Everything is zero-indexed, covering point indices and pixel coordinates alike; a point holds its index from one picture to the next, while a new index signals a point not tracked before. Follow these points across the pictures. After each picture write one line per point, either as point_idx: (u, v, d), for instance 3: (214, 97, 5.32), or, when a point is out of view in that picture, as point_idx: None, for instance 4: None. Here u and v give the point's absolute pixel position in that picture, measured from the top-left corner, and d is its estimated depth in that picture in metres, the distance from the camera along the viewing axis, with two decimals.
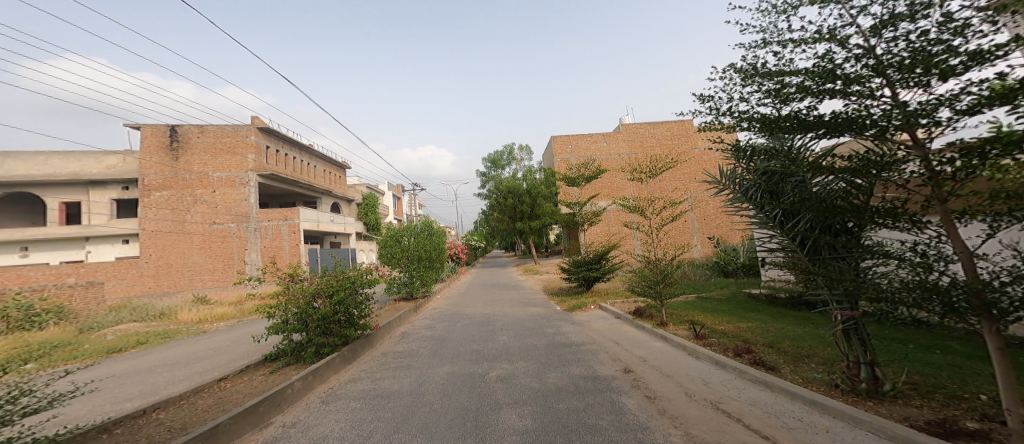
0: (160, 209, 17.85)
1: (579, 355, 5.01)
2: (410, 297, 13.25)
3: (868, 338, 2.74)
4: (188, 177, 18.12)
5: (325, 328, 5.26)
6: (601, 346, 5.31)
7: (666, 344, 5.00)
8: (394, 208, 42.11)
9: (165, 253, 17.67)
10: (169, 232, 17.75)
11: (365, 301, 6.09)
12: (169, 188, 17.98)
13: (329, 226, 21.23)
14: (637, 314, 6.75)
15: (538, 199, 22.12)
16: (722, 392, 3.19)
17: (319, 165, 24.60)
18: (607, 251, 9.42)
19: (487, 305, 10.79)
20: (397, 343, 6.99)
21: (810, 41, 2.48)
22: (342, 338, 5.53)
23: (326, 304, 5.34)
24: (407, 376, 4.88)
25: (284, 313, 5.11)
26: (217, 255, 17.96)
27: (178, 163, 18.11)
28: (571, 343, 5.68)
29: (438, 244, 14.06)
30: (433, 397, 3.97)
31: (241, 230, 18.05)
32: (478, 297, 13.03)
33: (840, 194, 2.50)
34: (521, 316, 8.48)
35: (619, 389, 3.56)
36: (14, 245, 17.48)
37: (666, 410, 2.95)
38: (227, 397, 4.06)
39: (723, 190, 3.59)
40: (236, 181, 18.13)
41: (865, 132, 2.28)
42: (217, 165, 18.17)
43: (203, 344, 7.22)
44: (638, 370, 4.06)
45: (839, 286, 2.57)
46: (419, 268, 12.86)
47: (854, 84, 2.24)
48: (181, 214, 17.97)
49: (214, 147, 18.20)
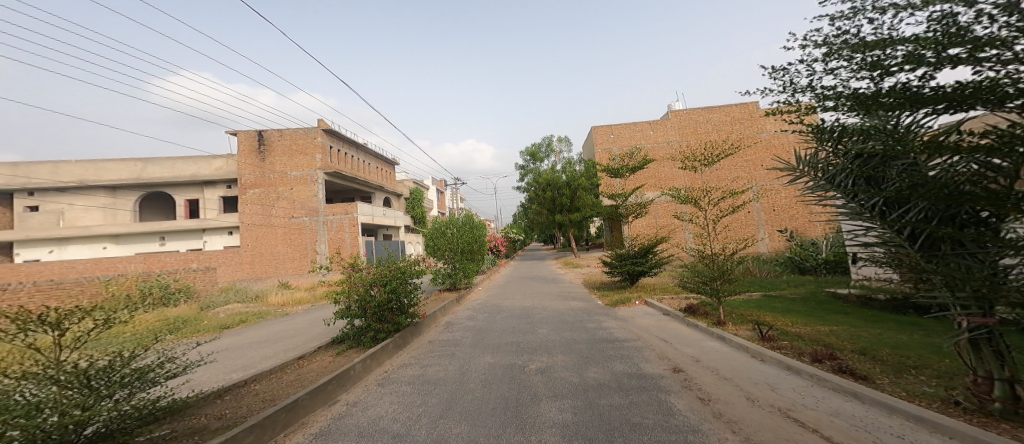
0: (251, 205, 19.38)
1: (622, 351, 4.87)
2: (454, 288, 13.63)
3: (1004, 350, 2.47)
4: (271, 176, 19.48)
5: (380, 315, 5.53)
6: (647, 343, 5.13)
7: (723, 344, 4.74)
8: (436, 202, 43.03)
9: (257, 244, 19.30)
10: (257, 225, 19.30)
11: (414, 291, 6.27)
12: (258, 186, 19.48)
13: (381, 219, 22.09)
14: (689, 311, 6.47)
15: (578, 191, 21.70)
16: (794, 400, 2.97)
17: (372, 163, 25.69)
18: (653, 245, 9.06)
19: (526, 298, 10.83)
20: (442, 332, 7.16)
21: (921, 6, 2.20)
22: (395, 325, 5.73)
23: (381, 292, 5.58)
24: (452, 364, 4.99)
25: (347, 300, 5.42)
26: (296, 246, 19.23)
27: (264, 164, 19.55)
28: (615, 339, 5.55)
29: (479, 237, 14.35)
30: (476, 386, 4.03)
31: (313, 224, 19.21)
32: (518, 289, 13.12)
33: (967, 177, 2.21)
34: (561, 310, 8.38)
35: (668, 389, 3.41)
36: (154, 236, 19.72)
37: (723, 414, 2.79)
38: (304, 374, 4.35)
39: (802, 178, 3.31)
40: (306, 179, 19.32)
41: (1001, 105, 1.99)
42: (294, 165, 19.39)
43: (285, 324, 7.95)
44: (690, 370, 3.87)
45: (965, 287, 2.28)
46: (463, 260, 13.20)
47: (987, 48, 1.96)
48: (267, 209, 19.38)
49: (290, 149, 19.43)
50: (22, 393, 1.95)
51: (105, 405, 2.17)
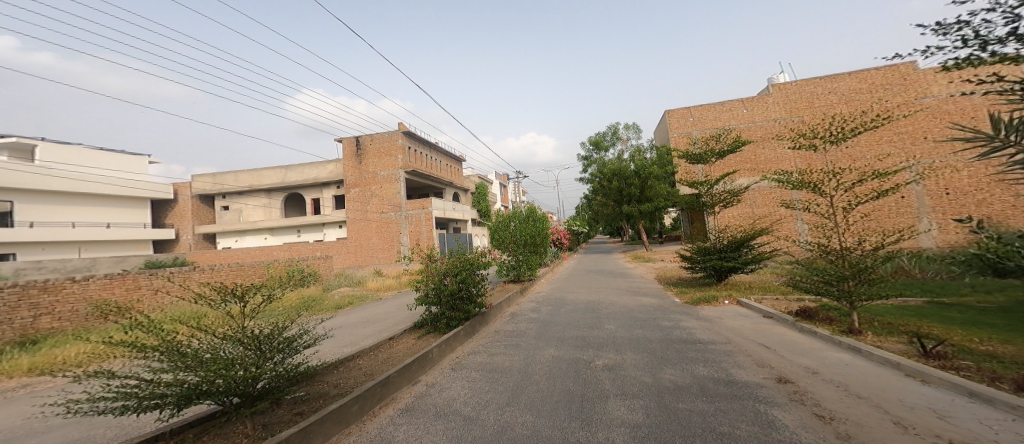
0: (351, 202, 24.75)
1: (706, 354, 4.50)
2: (517, 280, 13.71)
3: None
4: (365, 176, 24.98)
5: (453, 303, 6.22)
6: (737, 347, 4.69)
7: (854, 357, 4.16)
8: (499, 196, 43.93)
9: (359, 236, 24.93)
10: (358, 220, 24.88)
11: (481, 281, 6.86)
12: (355, 185, 24.89)
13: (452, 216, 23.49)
14: (805, 316, 5.71)
15: (649, 180, 20.77)
16: (980, 434, 2.46)
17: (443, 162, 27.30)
18: (746, 239, 8.23)
19: (591, 292, 10.66)
20: (507, 322, 7.40)
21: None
22: (464, 314, 6.35)
23: (452, 282, 6.20)
24: (517, 354, 5.24)
25: (425, 287, 6.23)
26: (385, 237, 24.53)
27: (358, 165, 24.88)
28: (697, 340, 5.15)
29: (542, 229, 14.37)
30: (539, 379, 4.25)
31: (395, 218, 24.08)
32: (583, 282, 12.93)
33: None
34: (631, 307, 7.99)
35: (769, 400, 3.06)
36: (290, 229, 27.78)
37: (852, 437, 2.43)
38: (394, 355, 5.59)
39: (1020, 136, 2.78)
40: (388, 176, 24.33)
41: None
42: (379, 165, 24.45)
43: (383, 306, 10.56)
44: (799, 382, 3.45)
45: None
46: (524, 253, 13.17)
47: None
48: (363, 205, 24.78)
49: (377, 151, 24.61)
50: (224, 350, 3.23)
51: (266, 363, 3.42)
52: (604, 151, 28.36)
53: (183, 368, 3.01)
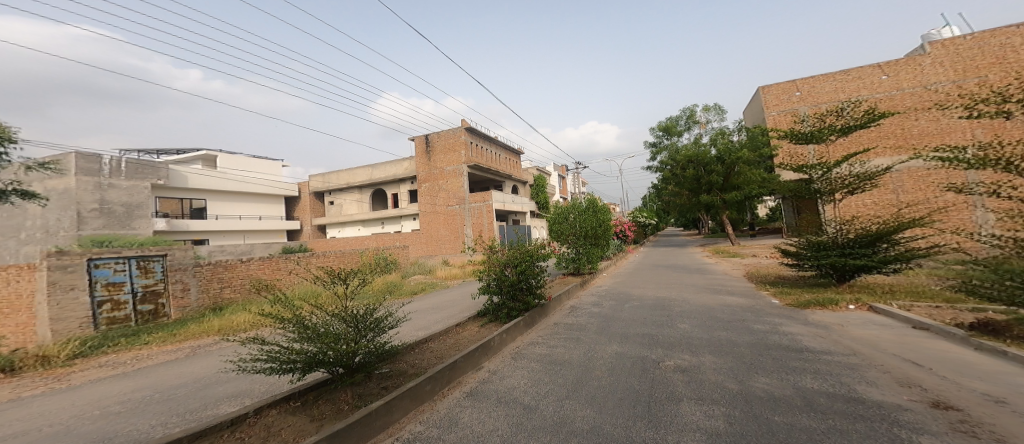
0: (426, 197, 31.64)
1: (809, 364, 4.42)
2: (577, 273, 14.12)
3: None
4: (436, 171, 31.39)
5: (512, 294, 8.02)
6: (861, 357, 4.40)
7: None
8: (558, 188, 44.56)
9: (430, 227, 31.19)
10: (430, 212, 31.30)
11: (540, 273, 8.55)
12: (429, 180, 31.30)
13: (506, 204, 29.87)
14: (989, 331, 4.79)
15: (737, 166, 19.32)
16: None
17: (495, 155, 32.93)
18: (886, 231, 7.19)
19: (662, 287, 10.30)
20: (568, 315, 8.78)
21: None
22: (524, 305, 8.17)
23: (513, 273, 8.04)
24: (576, 347, 6.37)
25: (487, 279, 8.22)
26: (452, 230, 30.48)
27: (430, 162, 31.45)
28: (808, 348, 4.83)
29: (602, 219, 14.35)
30: (601, 373, 5.08)
31: (462, 210, 30.14)
32: (650, 276, 12.52)
33: None
34: (709, 306, 7.58)
35: (911, 424, 2.89)
36: (375, 222, 37.34)
37: None
38: (460, 337, 7.71)
39: None
40: (455, 172, 30.39)
41: None
42: (447, 161, 30.78)
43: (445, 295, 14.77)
44: (970, 412, 3.01)
45: None
46: (586, 244, 13.36)
47: None
48: (433, 199, 31.19)
49: (445, 148, 30.90)
50: (320, 324, 4.68)
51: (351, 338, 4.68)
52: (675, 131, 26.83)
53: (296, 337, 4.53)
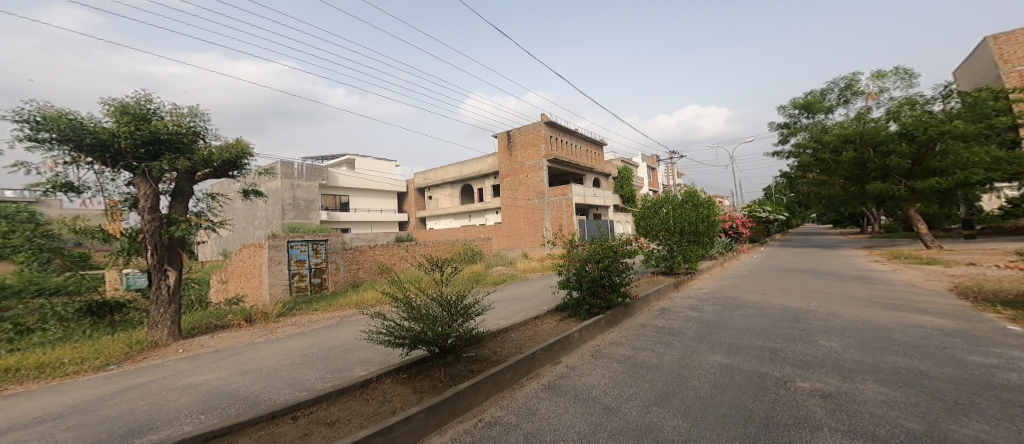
0: (508, 191, 32.96)
1: (991, 404, 3.77)
2: (671, 272, 13.86)
3: None
4: (517, 167, 32.65)
5: (593, 291, 9.02)
6: None
7: None
8: (650, 180, 42.98)
9: (511, 221, 32.73)
10: (511, 207, 32.75)
11: (625, 271, 9.43)
12: (511, 176, 32.77)
13: (592, 199, 30.78)
14: None
15: (945, 141, 15.99)
16: None
17: (580, 147, 34.81)
18: None
19: (789, 295, 9.39)
20: (661, 320, 9.29)
21: None
22: (606, 301, 9.05)
23: (594, 270, 9.06)
24: (668, 355, 6.76)
25: (568, 273, 9.27)
26: (531, 224, 31.38)
27: (513, 158, 32.74)
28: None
29: (706, 215, 13.46)
30: (698, 384, 5.23)
31: (541, 205, 30.70)
32: (773, 279, 11.34)
33: None
34: (872, 326, 6.56)
35: None
36: (464, 216, 41.84)
37: None
38: (543, 326, 8.80)
39: None
40: (536, 166, 31.10)
41: None
42: (529, 156, 31.67)
43: (530, 284, 17.10)
44: None
45: None
46: (680, 243, 13.17)
47: None
48: (515, 194, 32.51)
49: (526, 143, 31.91)
50: (430, 309, 5.97)
51: (449, 326, 5.98)
52: (828, 100, 26.24)
53: (413, 318, 5.83)
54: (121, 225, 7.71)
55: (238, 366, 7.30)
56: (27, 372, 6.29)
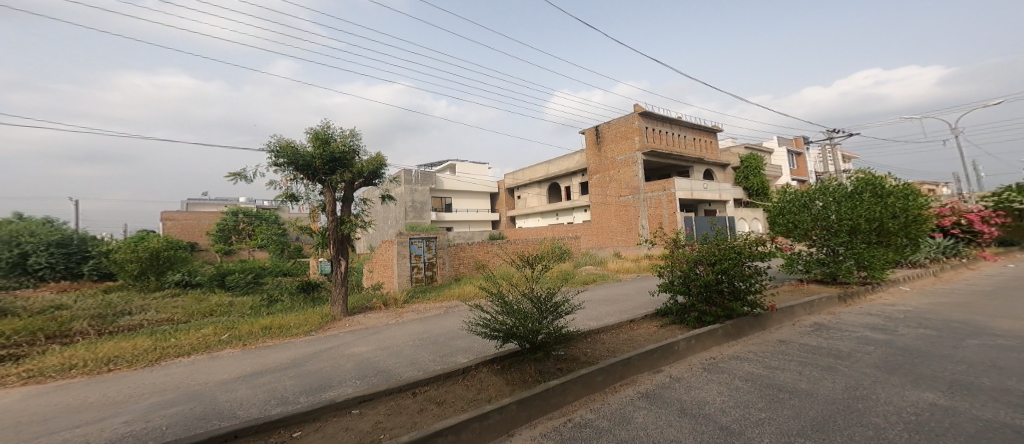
0: (597, 188, 31.59)
1: None
2: (831, 281, 11.13)
3: None
4: (606, 162, 30.99)
5: (706, 296, 7.73)
6: None
7: None
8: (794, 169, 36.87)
9: (600, 219, 31.20)
10: (601, 204, 31.15)
11: (754, 276, 7.67)
12: (600, 172, 31.38)
13: (703, 193, 27.18)
14: None
15: None
16: None
17: (687, 135, 31.68)
18: None
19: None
20: (812, 337, 7.37)
21: None
22: (724, 310, 7.60)
23: (708, 273, 7.66)
24: (825, 379, 5.20)
25: (672, 276, 8.22)
26: (624, 222, 29.23)
27: (602, 153, 31.27)
28: None
29: (888, 206, 10.37)
30: (880, 422, 3.79)
31: (636, 201, 28.26)
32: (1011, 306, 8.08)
33: None
34: None
35: None
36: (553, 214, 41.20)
37: None
38: (641, 333, 7.87)
39: None
40: (630, 161, 28.87)
41: None
42: (620, 150, 29.73)
43: (634, 285, 16.03)
44: None
45: None
46: (846, 243, 10.35)
47: None
48: (604, 191, 30.92)
49: (617, 136, 30.05)
50: (522, 305, 5.78)
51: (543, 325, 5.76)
52: None
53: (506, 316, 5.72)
54: (317, 224, 12.10)
55: (376, 344, 8.90)
56: (276, 330, 9.93)
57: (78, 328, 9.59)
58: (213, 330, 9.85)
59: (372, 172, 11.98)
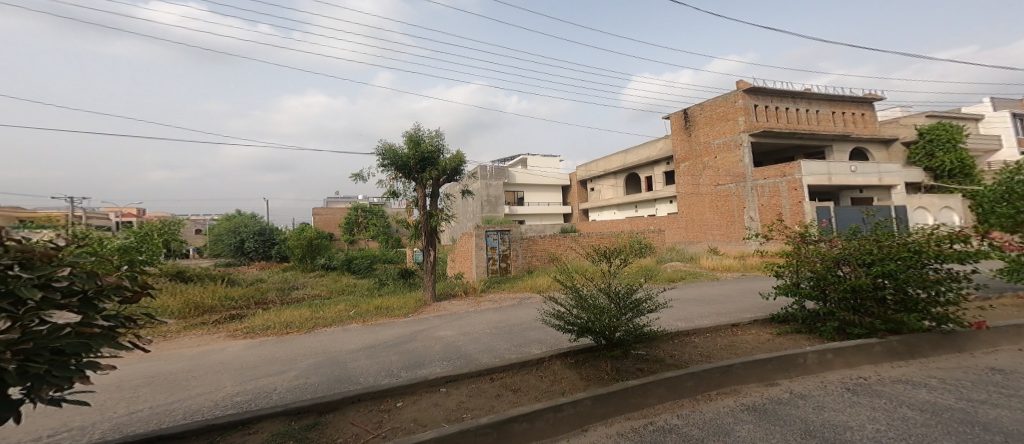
0: (686, 177, 28.18)
1: None
2: None
3: None
4: (699, 148, 27.24)
5: (853, 304, 5.57)
6: None
7: None
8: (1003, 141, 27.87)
9: (689, 211, 27.85)
10: (692, 195, 27.53)
11: (943, 282, 5.18)
12: (689, 159, 27.98)
13: (847, 178, 21.84)
14: None
15: None
16: None
17: (823, 111, 26.29)
18: None
19: None
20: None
21: None
22: (884, 323, 5.41)
23: (860, 274, 5.44)
24: None
25: (797, 277, 6.15)
26: (723, 214, 25.26)
27: (693, 138, 27.69)
28: None
29: None
30: None
31: (739, 190, 24.07)
32: None
33: None
34: None
35: None
36: (630, 206, 37.84)
37: None
38: (742, 339, 6.30)
39: None
40: (731, 145, 24.60)
41: None
42: (717, 134, 25.71)
43: (734, 286, 13.86)
44: None
45: None
46: None
47: None
48: (697, 179, 27.26)
49: (712, 118, 26.06)
50: (601, 298, 4.99)
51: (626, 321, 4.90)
52: None
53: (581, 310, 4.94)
54: (412, 217, 14.21)
55: (465, 326, 9.75)
56: (384, 310, 11.74)
57: (274, 298, 14.71)
58: (345, 306, 12.27)
59: (453, 169, 13.60)
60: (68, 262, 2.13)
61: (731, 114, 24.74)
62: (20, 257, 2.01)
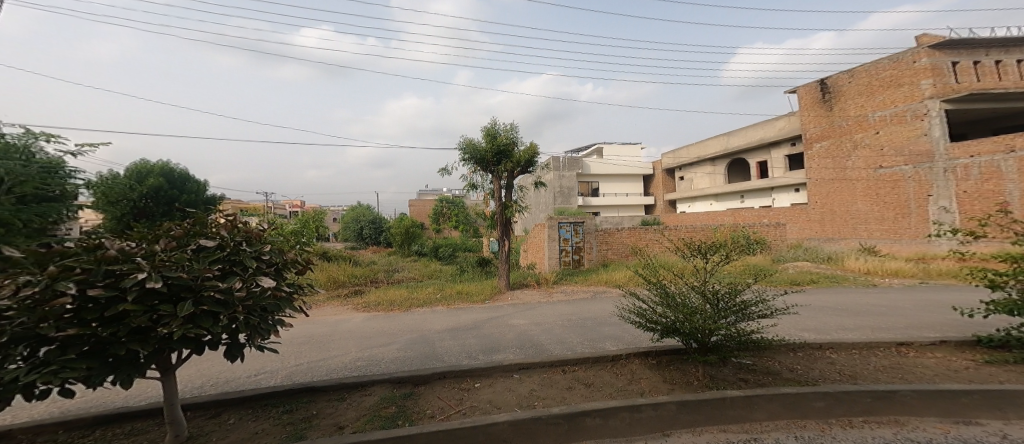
0: (823, 158, 19.80)
1: None
2: None
3: None
4: (846, 123, 18.75)
5: None
6: None
7: None
8: None
9: (830, 200, 19.17)
10: (834, 180, 19.11)
11: None
12: (829, 137, 19.60)
13: None
14: None
15: None
16: None
17: None
18: None
19: None
20: None
21: None
22: None
23: None
24: None
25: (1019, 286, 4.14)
26: (887, 203, 16.71)
27: (833, 112, 19.37)
28: None
29: None
30: None
31: (920, 172, 15.66)
32: None
33: None
34: None
35: None
36: (737, 195, 32.37)
37: None
38: (899, 359, 4.74)
39: None
40: (905, 115, 16.25)
41: None
42: (878, 104, 17.32)
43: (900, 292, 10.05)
44: None
45: None
46: None
47: None
48: (842, 161, 18.85)
49: (869, 87, 17.69)
50: (690, 297, 4.41)
51: (725, 325, 4.22)
52: None
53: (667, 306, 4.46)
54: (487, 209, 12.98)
55: (540, 320, 8.73)
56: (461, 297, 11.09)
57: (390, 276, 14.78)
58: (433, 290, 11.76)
59: (530, 161, 11.83)
60: (268, 244, 3.13)
61: (904, 78, 16.44)
62: (246, 236, 3.08)
